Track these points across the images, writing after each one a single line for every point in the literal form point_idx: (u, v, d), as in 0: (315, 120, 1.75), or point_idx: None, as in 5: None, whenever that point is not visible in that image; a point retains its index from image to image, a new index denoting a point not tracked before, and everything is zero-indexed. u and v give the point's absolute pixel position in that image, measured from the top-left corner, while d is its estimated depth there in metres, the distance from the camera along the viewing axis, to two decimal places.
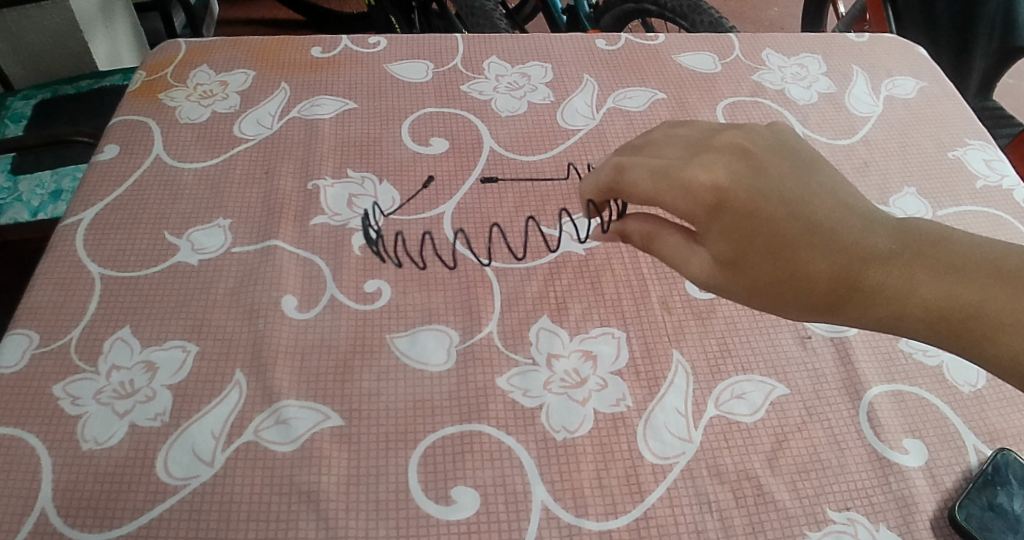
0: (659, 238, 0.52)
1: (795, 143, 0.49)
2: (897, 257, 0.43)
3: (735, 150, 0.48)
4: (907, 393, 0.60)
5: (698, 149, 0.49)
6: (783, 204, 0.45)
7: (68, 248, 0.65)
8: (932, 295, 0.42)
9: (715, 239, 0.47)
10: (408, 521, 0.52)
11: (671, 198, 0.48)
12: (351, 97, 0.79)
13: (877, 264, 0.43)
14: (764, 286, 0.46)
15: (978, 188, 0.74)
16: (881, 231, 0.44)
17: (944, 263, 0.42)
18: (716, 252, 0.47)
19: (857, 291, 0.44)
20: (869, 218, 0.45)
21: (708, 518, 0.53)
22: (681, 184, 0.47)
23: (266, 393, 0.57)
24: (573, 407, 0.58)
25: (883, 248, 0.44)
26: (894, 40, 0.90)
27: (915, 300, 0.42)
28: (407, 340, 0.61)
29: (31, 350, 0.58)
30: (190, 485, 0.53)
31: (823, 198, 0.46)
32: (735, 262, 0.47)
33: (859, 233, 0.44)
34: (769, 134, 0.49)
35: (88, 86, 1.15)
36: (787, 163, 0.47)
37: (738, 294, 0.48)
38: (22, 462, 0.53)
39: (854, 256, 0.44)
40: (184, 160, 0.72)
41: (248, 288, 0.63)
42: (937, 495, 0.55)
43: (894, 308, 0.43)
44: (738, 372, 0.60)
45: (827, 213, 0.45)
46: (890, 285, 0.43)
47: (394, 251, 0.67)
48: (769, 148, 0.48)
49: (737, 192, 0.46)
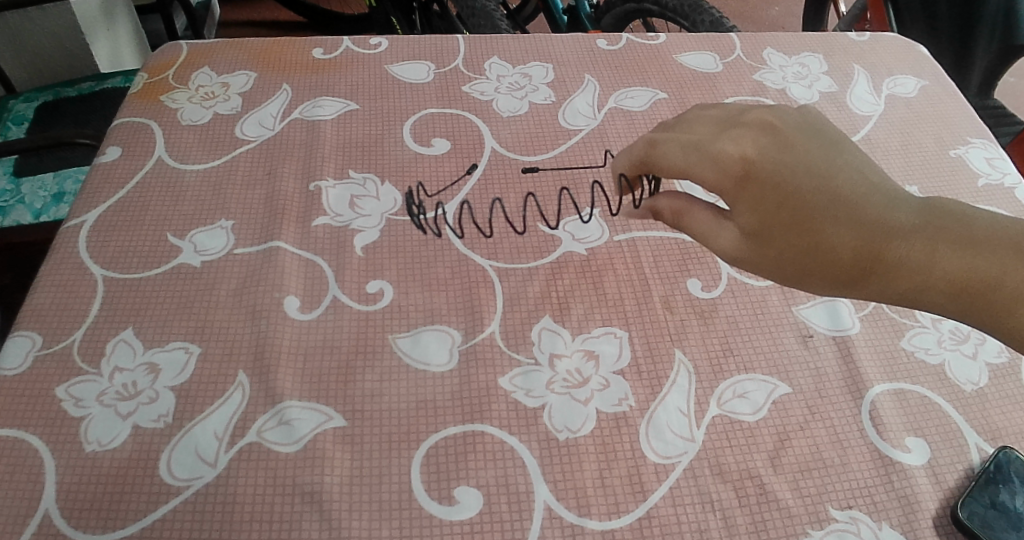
0: (688, 215, 0.52)
1: (822, 123, 0.49)
2: (921, 231, 0.43)
3: (764, 124, 0.48)
4: (909, 391, 0.60)
5: (728, 124, 0.49)
6: (811, 176, 0.46)
7: (71, 250, 0.65)
8: (955, 268, 0.42)
9: (743, 210, 0.47)
10: (411, 521, 0.52)
11: (700, 169, 0.48)
12: (353, 98, 0.79)
13: (901, 237, 0.44)
14: (788, 258, 0.46)
15: (980, 186, 0.74)
16: (905, 206, 0.45)
17: (967, 238, 0.43)
18: (743, 224, 0.47)
19: (881, 264, 0.44)
20: (893, 195, 0.45)
21: (710, 518, 0.53)
22: (711, 156, 0.48)
23: (269, 394, 0.57)
24: (575, 407, 0.58)
25: (907, 223, 0.44)
26: (895, 38, 0.90)
27: (938, 273, 0.43)
28: (410, 341, 0.61)
29: (34, 352, 0.58)
30: (194, 485, 0.53)
31: (849, 173, 0.46)
32: (761, 234, 0.47)
33: (884, 208, 0.45)
34: (796, 113, 0.50)
35: (90, 89, 1.16)
36: (814, 139, 0.47)
37: (762, 267, 0.48)
38: (25, 463, 0.53)
39: (879, 229, 0.44)
40: (186, 162, 0.72)
41: (252, 289, 0.63)
42: (939, 494, 0.55)
43: (916, 281, 0.43)
44: (740, 372, 0.60)
45: (853, 187, 0.45)
46: (914, 258, 0.43)
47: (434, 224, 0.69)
48: (798, 125, 0.48)
49: (765, 164, 0.46)
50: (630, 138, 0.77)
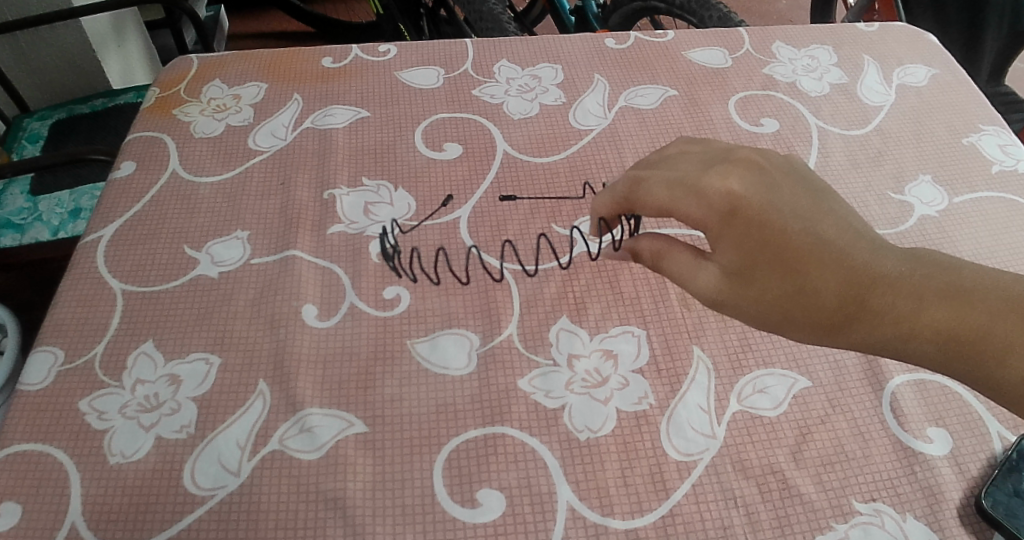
0: (667, 256, 0.52)
1: (803, 169, 0.50)
2: (907, 280, 0.44)
3: (750, 164, 0.49)
4: (930, 382, 0.59)
5: (713, 160, 0.50)
6: (797, 219, 0.47)
7: (89, 265, 0.66)
8: (941, 318, 0.43)
9: (726, 249, 0.48)
10: (434, 525, 0.52)
11: (686, 205, 0.49)
12: (363, 105, 0.80)
13: (887, 286, 0.44)
14: (771, 300, 0.47)
15: (994, 172, 0.73)
16: (890, 255, 0.45)
17: (953, 288, 0.43)
18: (725, 263, 0.48)
19: (864, 311, 0.45)
20: (878, 244, 0.46)
21: (734, 514, 0.53)
22: (696, 191, 0.48)
23: (290, 403, 0.57)
24: (595, 407, 0.58)
25: (894, 271, 0.45)
26: (904, 28, 0.90)
27: (924, 321, 0.43)
28: (429, 345, 0.61)
29: (56, 367, 0.59)
30: (218, 495, 0.53)
31: (833, 218, 0.47)
32: (745, 274, 0.48)
33: (869, 255, 0.45)
34: (781, 158, 0.50)
35: (103, 105, 1.17)
36: (800, 184, 0.48)
37: (744, 310, 0.48)
38: (50, 477, 0.54)
39: (865, 275, 0.45)
40: (200, 175, 0.73)
41: (269, 298, 0.63)
42: (963, 483, 0.54)
43: (901, 330, 0.44)
44: (760, 366, 0.60)
45: (837, 232, 0.46)
46: (899, 306, 0.44)
47: (409, 267, 0.66)
48: (784, 168, 0.49)
49: (751, 202, 0.47)
50: (642, 136, 0.77)
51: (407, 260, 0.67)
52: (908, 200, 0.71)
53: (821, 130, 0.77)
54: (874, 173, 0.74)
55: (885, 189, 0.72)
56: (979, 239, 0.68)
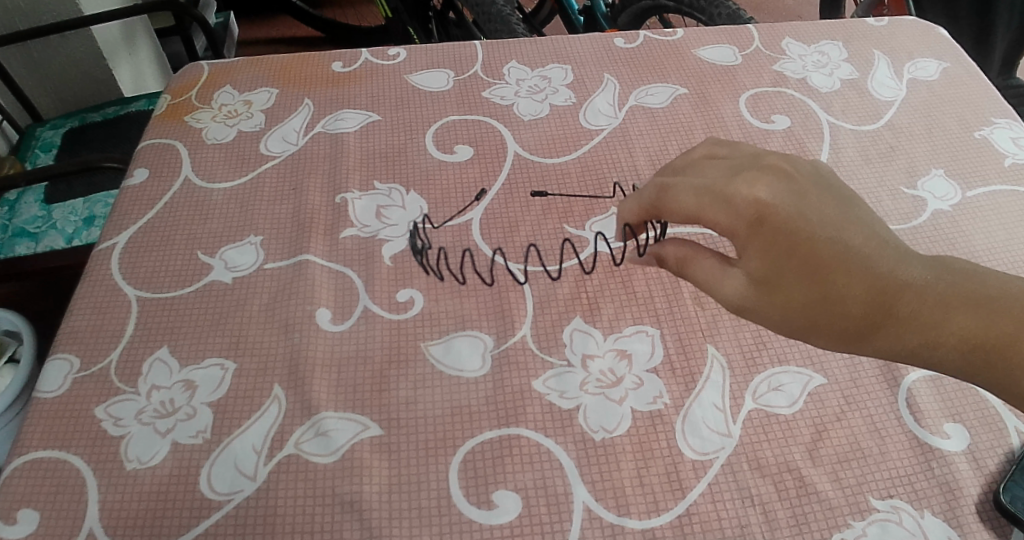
0: (692, 262, 0.52)
1: (831, 176, 0.50)
2: (932, 288, 0.44)
3: (778, 171, 0.49)
4: (946, 377, 0.59)
5: (742, 166, 0.50)
6: (824, 226, 0.47)
7: (104, 272, 0.66)
8: (968, 325, 0.43)
9: (753, 257, 0.48)
10: (451, 527, 0.52)
11: (713, 213, 0.49)
12: (374, 109, 0.80)
13: (914, 293, 0.44)
14: (796, 308, 0.47)
15: (1007, 166, 0.73)
16: (916, 262, 0.46)
17: (978, 296, 0.44)
18: (751, 270, 0.48)
19: (891, 318, 0.45)
20: (904, 251, 0.46)
21: (751, 512, 0.53)
22: (722, 197, 0.49)
23: (305, 407, 0.58)
24: (610, 407, 0.58)
25: (921, 278, 0.45)
26: (913, 22, 0.90)
27: (951, 329, 0.43)
28: (442, 348, 0.61)
29: (72, 374, 0.59)
30: (235, 499, 0.53)
31: (859, 226, 0.47)
32: (770, 282, 0.47)
33: (896, 263, 0.46)
34: (812, 165, 0.50)
35: (115, 113, 1.17)
36: (828, 192, 0.48)
37: (768, 318, 0.48)
38: (68, 484, 0.54)
39: (892, 282, 0.45)
40: (213, 181, 0.73)
41: (283, 303, 0.64)
42: (982, 479, 0.54)
43: (927, 338, 0.44)
44: (775, 364, 0.60)
45: (864, 240, 0.46)
46: (926, 314, 0.44)
47: (427, 254, 0.67)
48: (812, 174, 0.49)
49: (778, 211, 0.47)
50: (652, 135, 0.77)
51: (426, 256, 0.67)
52: (921, 194, 0.71)
53: (832, 127, 0.77)
54: (886, 168, 0.73)
55: (898, 184, 0.72)
56: (993, 233, 0.68)
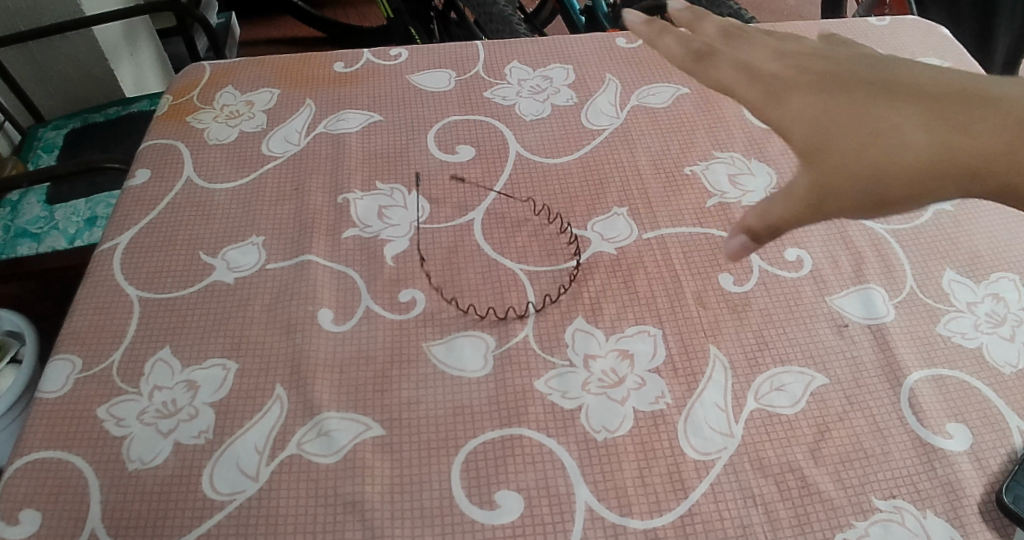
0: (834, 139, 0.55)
1: (846, 75, 0.59)
2: (935, 120, 0.54)
3: (825, 84, 0.59)
4: (949, 377, 0.59)
5: (793, 89, 0.61)
6: (864, 108, 0.56)
7: (106, 272, 0.66)
8: (980, 126, 0.52)
9: (904, 149, 0.53)
10: (453, 527, 0.52)
11: (800, 134, 0.57)
12: (376, 109, 0.80)
13: (972, 134, 0.52)
14: (926, 188, 0.52)
15: None
16: (925, 97, 0.55)
17: (979, 99, 0.54)
18: (911, 157, 0.53)
19: (979, 170, 0.52)
20: (919, 96, 0.55)
21: (753, 513, 0.53)
22: (841, 103, 0.57)
23: (307, 407, 0.58)
24: (612, 407, 0.58)
25: (935, 97, 0.55)
26: (915, 22, 0.89)
27: (1001, 153, 0.51)
28: (444, 348, 0.61)
29: (75, 375, 0.60)
30: (237, 500, 0.53)
31: (896, 101, 0.56)
32: (925, 161, 0.52)
33: (956, 124, 0.53)
34: (842, 53, 0.63)
35: (117, 114, 1.18)
36: (849, 86, 0.58)
37: (939, 195, 0.53)
38: (70, 484, 0.54)
39: (965, 148, 0.52)
40: (215, 181, 0.73)
41: (285, 303, 0.64)
42: (984, 479, 0.54)
43: (1006, 166, 0.51)
44: (777, 364, 0.60)
45: (920, 111, 0.55)
46: (985, 149, 0.52)
47: (429, 254, 0.67)
48: (839, 77, 0.59)
49: (847, 130, 0.55)
50: (654, 135, 0.77)
51: (429, 255, 0.67)
52: None
53: None
54: None
55: None
56: (996, 232, 0.68)
